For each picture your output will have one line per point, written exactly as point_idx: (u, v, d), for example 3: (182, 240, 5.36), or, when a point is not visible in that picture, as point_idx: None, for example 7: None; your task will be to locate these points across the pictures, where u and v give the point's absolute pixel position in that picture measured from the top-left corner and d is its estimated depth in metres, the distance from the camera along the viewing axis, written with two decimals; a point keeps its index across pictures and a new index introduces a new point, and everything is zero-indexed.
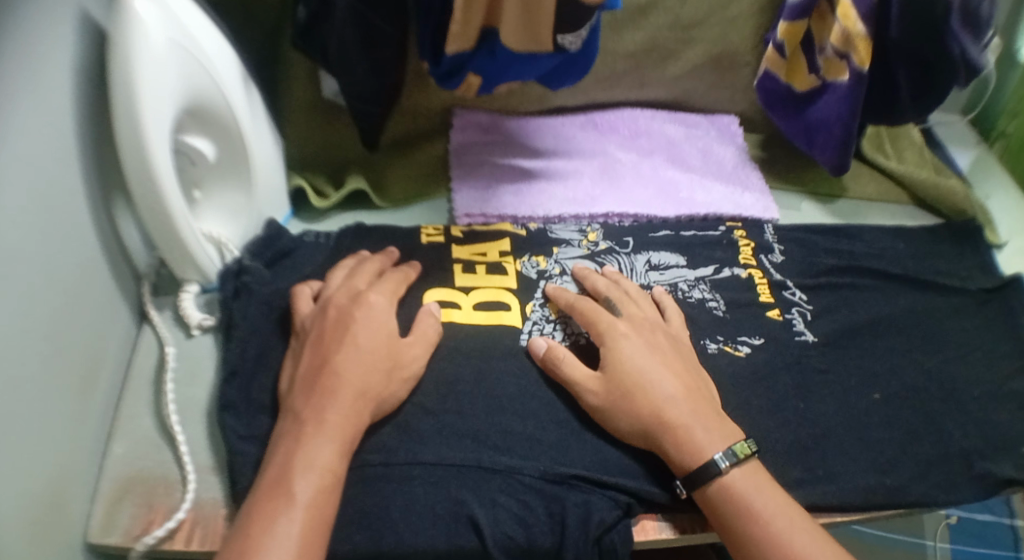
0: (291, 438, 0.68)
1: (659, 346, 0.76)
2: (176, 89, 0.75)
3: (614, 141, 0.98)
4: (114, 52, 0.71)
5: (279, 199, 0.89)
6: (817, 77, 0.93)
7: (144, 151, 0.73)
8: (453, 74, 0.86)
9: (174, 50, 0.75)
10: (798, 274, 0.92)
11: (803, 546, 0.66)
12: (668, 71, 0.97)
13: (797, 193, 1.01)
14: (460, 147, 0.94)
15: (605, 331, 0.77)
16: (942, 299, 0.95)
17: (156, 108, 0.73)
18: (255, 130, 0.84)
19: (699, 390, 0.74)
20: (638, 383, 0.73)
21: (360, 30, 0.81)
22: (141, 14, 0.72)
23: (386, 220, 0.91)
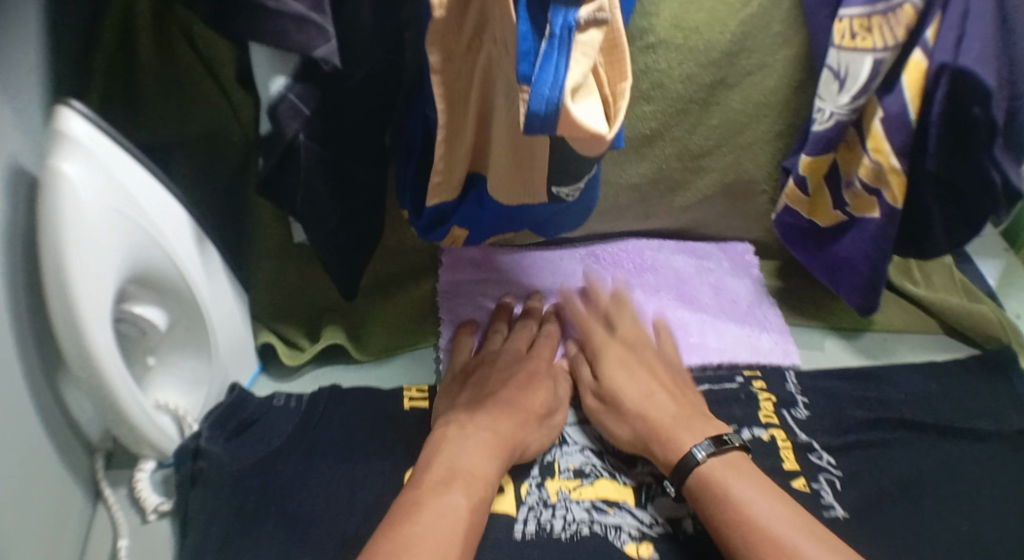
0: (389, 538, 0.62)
1: (645, 368, 0.78)
2: (114, 259, 0.66)
3: (618, 277, 0.89)
4: (42, 229, 0.62)
5: (245, 357, 0.80)
6: (843, 212, 0.83)
7: (81, 337, 0.64)
8: (437, 225, 0.77)
9: (112, 217, 0.65)
10: (824, 432, 0.83)
11: None
12: (675, 203, 0.88)
13: (817, 329, 0.92)
14: (448, 288, 0.85)
15: (648, 416, 0.74)
16: (987, 446, 0.84)
17: (91, 288, 0.64)
18: (214, 287, 0.75)
19: (710, 417, 0.75)
20: (672, 428, 0.73)
21: (331, 180, 0.73)
22: (72, 185, 0.62)
23: (365, 378, 0.82)
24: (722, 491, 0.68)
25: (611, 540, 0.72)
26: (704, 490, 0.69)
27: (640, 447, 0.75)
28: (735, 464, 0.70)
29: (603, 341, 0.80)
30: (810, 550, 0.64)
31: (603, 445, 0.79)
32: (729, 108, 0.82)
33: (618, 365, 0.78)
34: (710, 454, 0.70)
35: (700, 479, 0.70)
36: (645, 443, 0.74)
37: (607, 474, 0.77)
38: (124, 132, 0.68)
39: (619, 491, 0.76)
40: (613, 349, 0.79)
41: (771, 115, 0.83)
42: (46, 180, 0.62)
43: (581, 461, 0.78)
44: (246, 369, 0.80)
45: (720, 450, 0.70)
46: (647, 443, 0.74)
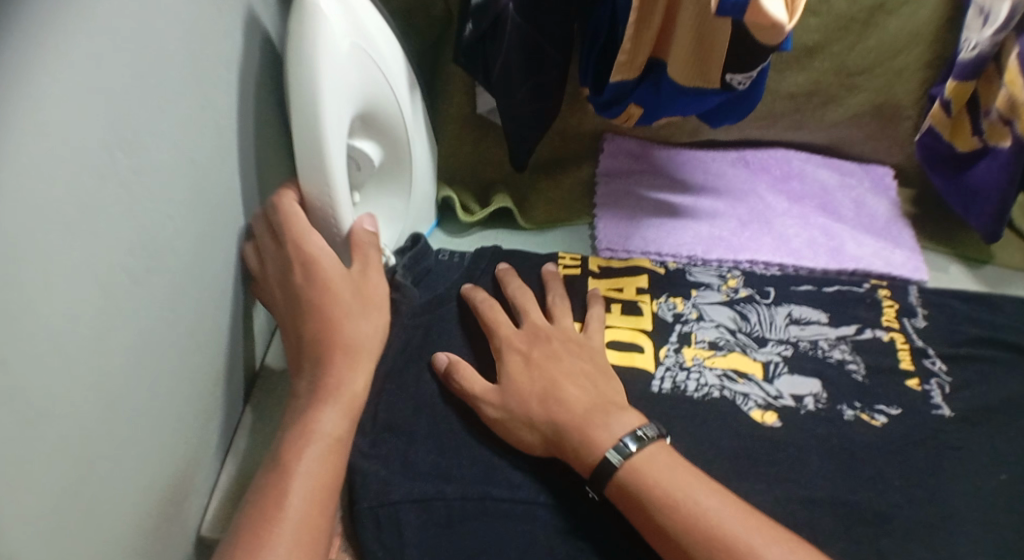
0: (320, 371, 0.71)
1: (577, 370, 0.74)
2: (351, 89, 0.74)
3: (765, 180, 0.95)
4: (295, 42, 0.71)
5: (429, 208, 0.87)
6: (980, 139, 0.89)
7: (318, 142, 0.72)
8: (616, 102, 0.84)
9: (350, 47, 0.73)
10: (940, 342, 0.88)
11: None
12: (826, 119, 0.94)
13: (947, 254, 0.97)
14: (609, 173, 0.92)
15: (563, 420, 0.70)
16: None
17: (332, 109, 0.72)
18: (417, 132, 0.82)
19: (627, 409, 0.71)
20: (585, 420, 0.70)
21: (526, 53, 0.80)
22: (323, 14, 0.71)
23: (529, 244, 0.89)
24: (639, 483, 0.66)
25: (738, 404, 0.79)
26: (629, 485, 0.66)
27: (552, 450, 0.71)
28: (658, 456, 0.67)
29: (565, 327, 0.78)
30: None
31: (738, 324, 0.83)
32: (885, 31, 0.88)
33: (567, 339, 0.77)
34: (634, 450, 0.67)
35: (629, 471, 0.67)
36: (553, 442, 0.70)
37: (740, 349, 0.82)
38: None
39: (749, 365, 0.81)
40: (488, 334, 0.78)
41: (925, 42, 0.89)
42: (303, 2, 0.71)
43: (716, 336, 0.82)
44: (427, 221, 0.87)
45: (640, 446, 0.68)
46: (558, 438, 0.70)
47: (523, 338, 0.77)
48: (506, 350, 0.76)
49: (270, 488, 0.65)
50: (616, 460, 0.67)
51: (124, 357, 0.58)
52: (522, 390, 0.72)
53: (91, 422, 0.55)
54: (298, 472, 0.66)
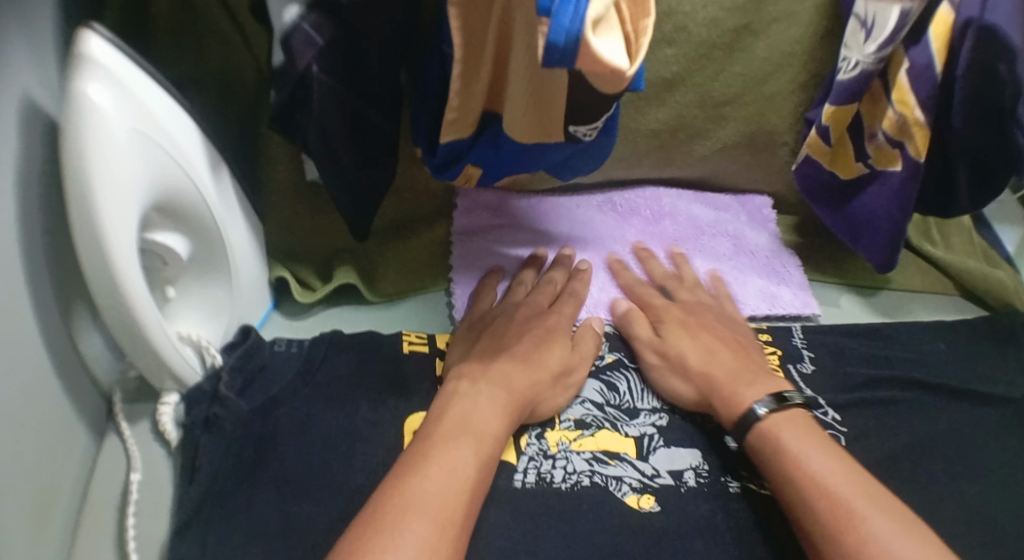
0: (408, 468, 0.62)
1: (700, 332, 0.78)
2: (138, 185, 0.65)
3: (634, 225, 0.87)
4: (65, 149, 0.61)
5: (255, 299, 0.78)
6: (866, 165, 0.82)
7: (104, 255, 0.63)
8: (451, 164, 0.76)
9: (139, 139, 0.65)
10: (832, 389, 0.81)
11: None
12: (694, 153, 0.86)
13: (835, 285, 0.91)
14: (464, 233, 0.84)
15: (714, 374, 0.74)
16: (990, 411, 0.82)
17: (117, 211, 0.63)
18: (232, 217, 0.73)
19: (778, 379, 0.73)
20: (727, 386, 0.73)
21: (344, 118, 0.70)
22: (96, 106, 0.61)
23: (379, 321, 0.81)
24: (776, 444, 0.68)
25: (612, 491, 0.71)
26: (766, 443, 0.68)
27: (702, 407, 0.75)
28: (796, 418, 0.69)
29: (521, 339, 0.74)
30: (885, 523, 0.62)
31: (607, 397, 0.76)
32: (752, 55, 0.80)
33: (519, 340, 0.74)
34: (773, 408, 0.69)
35: (761, 433, 0.69)
36: (707, 399, 0.74)
37: (609, 425, 0.75)
38: (151, 68, 0.67)
39: (621, 442, 0.74)
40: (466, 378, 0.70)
41: (795, 65, 0.82)
42: (70, 102, 0.61)
43: (583, 413, 0.75)
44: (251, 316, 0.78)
45: (782, 405, 0.70)
46: (707, 400, 0.74)
47: (503, 369, 0.71)
48: (467, 388, 0.69)
49: (355, 536, 0.58)
50: (763, 412, 0.69)
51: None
52: (470, 426, 0.66)
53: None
54: (401, 536, 0.57)
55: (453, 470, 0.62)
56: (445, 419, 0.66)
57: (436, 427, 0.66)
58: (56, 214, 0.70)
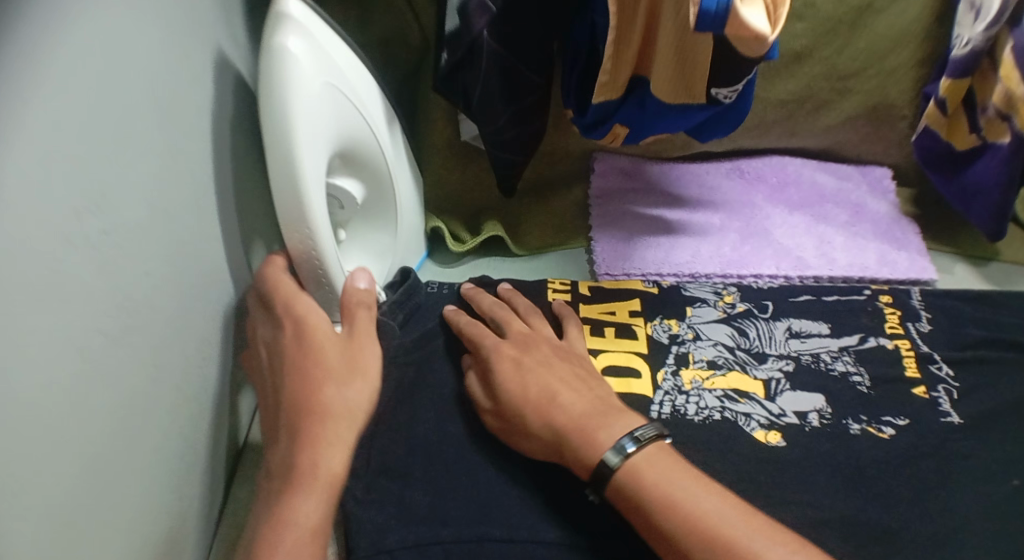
0: (269, 528, 0.62)
1: (541, 370, 0.73)
2: (329, 130, 0.71)
3: (761, 191, 0.93)
4: (268, 105, 0.67)
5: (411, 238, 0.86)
6: (979, 136, 0.87)
7: (300, 193, 0.69)
8: (598, 124, 0.83)
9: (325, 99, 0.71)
10: (944, 346, 0.86)
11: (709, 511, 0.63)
12: (820, 122, 0.92)
13: (948, 254, 0.95)
14: (601, 193, 0.90)
15: (557, 423, 0.69)
16: None
17: (311, 151, 0.69)
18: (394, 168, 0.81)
19: (625, 413, 0.70)
20: (579, 422, 0.69)
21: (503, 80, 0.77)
22: (296, 56, 0.68)
23: (521, 270, 0.88)
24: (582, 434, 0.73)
25: (742, 425, 0.77)
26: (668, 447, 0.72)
27: (555, 457, 0.70)
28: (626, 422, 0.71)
29: (349, 388, 0.67)
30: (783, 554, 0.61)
31: (737, 342, 0.82)
32: (873, 32, 0.86)
33: (304, 393, 0.66)
34: (634, 450, 0.66)
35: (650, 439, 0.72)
36: (562, 447, 0.69)
37: (739, 367, 0.81)
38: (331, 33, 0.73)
39: (750, 383, 0.80)
40: (295, 421, 0.66)
41: (913, 42, 0.87)
42: (276, 55, 0.67)
43: (715, 354, 0.81)
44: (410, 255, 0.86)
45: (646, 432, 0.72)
46: (563, 449, 0.69)
47: (353, 397, 0.67)
48: (325, 413, 0.66)
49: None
50: (631, 450, 0.66)
51: (117, 420, 0.56)
52: (351, 415, 0.67)
53: (84, 491, 0.54)
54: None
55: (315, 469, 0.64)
56: (286, 468, 0.64)
57: (297, 481, 0.63)
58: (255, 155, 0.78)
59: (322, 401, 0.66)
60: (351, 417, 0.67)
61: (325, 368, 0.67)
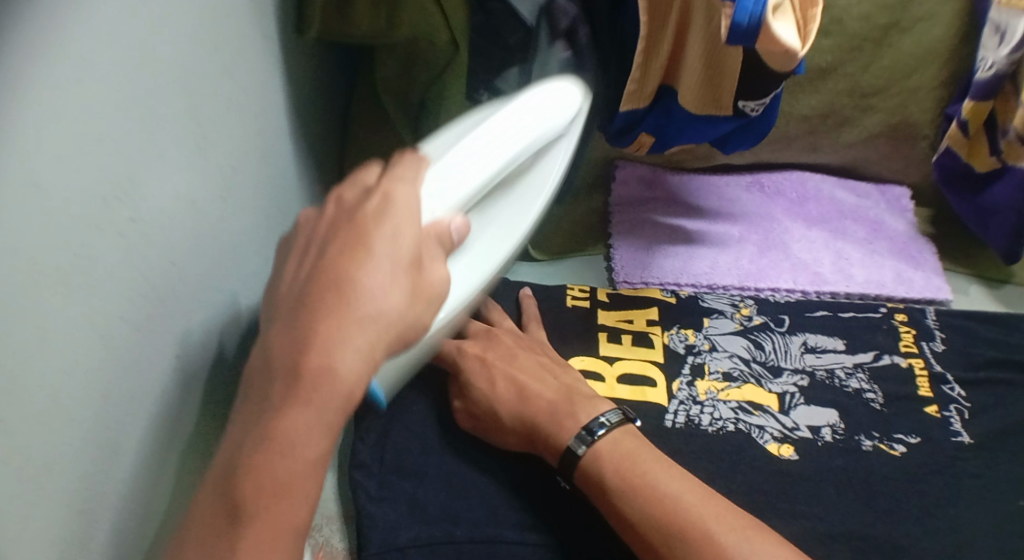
0: (272, 407, 0.51)
1: (505, 361, 0.75)
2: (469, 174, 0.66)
3: (781, 205, 0.93)
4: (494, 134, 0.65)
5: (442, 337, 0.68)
6: (997, 159, 0.87)
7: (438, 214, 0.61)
8: (624, 131, 0.83)
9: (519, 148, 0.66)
10: (957, 367, 0.87)
11: (673, 488, 0.64)
12: (842, 138, 0.93)
13: (965, 275, 0.95)
14: (622, 201, 0.90)
15: (528, 412, 0.71)
16: None
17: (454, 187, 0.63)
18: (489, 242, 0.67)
19: (594, 399, 0.72)
20: (552, 409, 0.71)
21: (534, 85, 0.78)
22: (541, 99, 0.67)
23: (541, 275, 0.88)
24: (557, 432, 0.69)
25: (755, 438, 0.78)
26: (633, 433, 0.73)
27: (529, 446, 0.72)
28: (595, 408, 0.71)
29: (382, 275, 0.52)
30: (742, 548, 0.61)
31: (753, 354, 0.82)
32: (899, 51, 0.87)
33: (348, 273, 0.52)
34: (602, 435, 0.68)
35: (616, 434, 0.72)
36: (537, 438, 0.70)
37: (754, 380, 0.81)
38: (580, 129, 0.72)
39: (764, 396, 0.80)
40: (329, 305, 0.51)
41: (937, 63, 0.88)
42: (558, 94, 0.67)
43: (730, 366, 0.81)
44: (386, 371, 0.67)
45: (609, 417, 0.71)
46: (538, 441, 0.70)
47: (386, 289, 0.52)
48: (359, 309, 0.51)
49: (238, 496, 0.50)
50: (599, 433, 0.68)
51: None
52: (402, 329, 0.53)
53: (104, 474, 0.54)
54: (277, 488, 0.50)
55: (289, 437, 0.50)
56: (297, 350, 0.51)
57: (320, 383, 0.50)
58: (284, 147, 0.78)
59: (355, 292, 0.52)
60: (400, 328, 0.53)
61: (370, 241, 0.54)
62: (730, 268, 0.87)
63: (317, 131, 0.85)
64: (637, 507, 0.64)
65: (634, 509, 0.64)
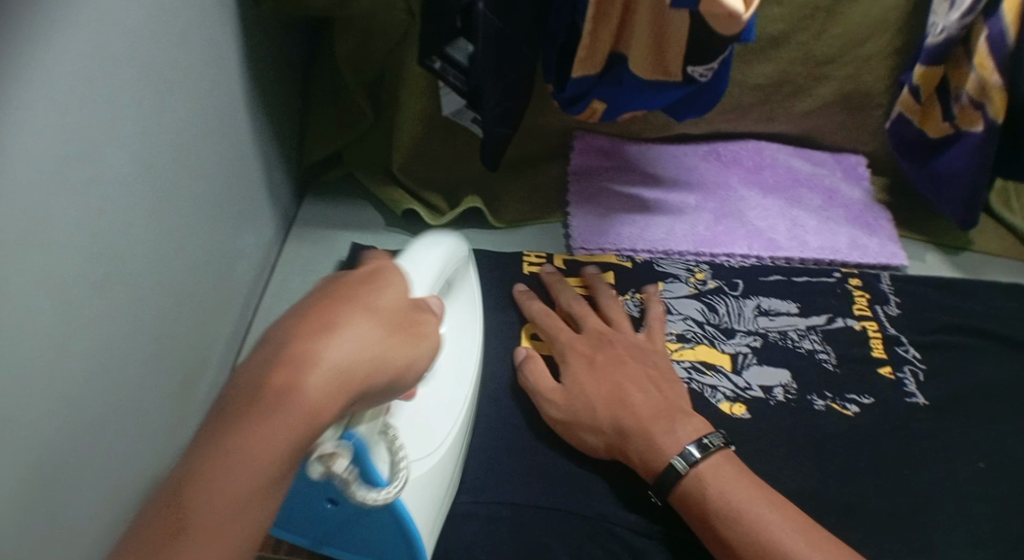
0: (210, 475, 0.46)
1: (612, 365, 0.75)
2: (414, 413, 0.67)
3: (737, 173, 0.94)
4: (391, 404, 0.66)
5: (442, 484, 0.68)
6: (951, 124, 0.89)
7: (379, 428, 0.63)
8: (577, 100, 0.84)
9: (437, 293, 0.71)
10: (911, 330, 0.87)
11: (778, 525, 0.65)
12: (797, 107, 0.94)
13: (921, 242, 0.96)
14: (580, 170, 0.91)
15: (625, 423, 0.71)
16: None
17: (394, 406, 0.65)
18: (433, 414, 0.69)
19: (689, 415, 0.72)
20: (648, 425, 0.70)
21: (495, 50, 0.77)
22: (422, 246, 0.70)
23: (498, 242, 0.89)
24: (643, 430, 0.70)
25: (707, 397, 0.79)
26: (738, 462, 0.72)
27: (613, 451, 0.72)
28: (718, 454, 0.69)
29: (344, 341, 0.50)
30: (718, 490, 0.66)
31: (706, 317, 0.84)
32: (853, 20, 0.88)
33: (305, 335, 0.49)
34: (699, 458, 0.68)
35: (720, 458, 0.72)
36: (620, 445, 0.71)
37: (707, 341, 0.82)
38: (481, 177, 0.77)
39: (716, 356, 0.82)
40: (252, 404, 0.47)
41: (889, 32, 0.89)
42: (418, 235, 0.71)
43: (684, 328, 0.83)
44: (418, 501, 0.64)
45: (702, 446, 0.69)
46: (621, 447, 0.71)
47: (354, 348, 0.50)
48: (291, 400, 0.47)
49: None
50: (681, 467, 0.67)
51: None
52: (347, 376, 0.50)
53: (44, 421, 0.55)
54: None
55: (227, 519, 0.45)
56: (223, 444, 0.46)
57: (238, 445, 0.46)
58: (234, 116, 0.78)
59: (284, 382, 0.47)
60: (341, 383, 0.49)
61: (332, 323, 0.50)
62: (688, 233, 0.89)
63: (274, 100, 0.86)
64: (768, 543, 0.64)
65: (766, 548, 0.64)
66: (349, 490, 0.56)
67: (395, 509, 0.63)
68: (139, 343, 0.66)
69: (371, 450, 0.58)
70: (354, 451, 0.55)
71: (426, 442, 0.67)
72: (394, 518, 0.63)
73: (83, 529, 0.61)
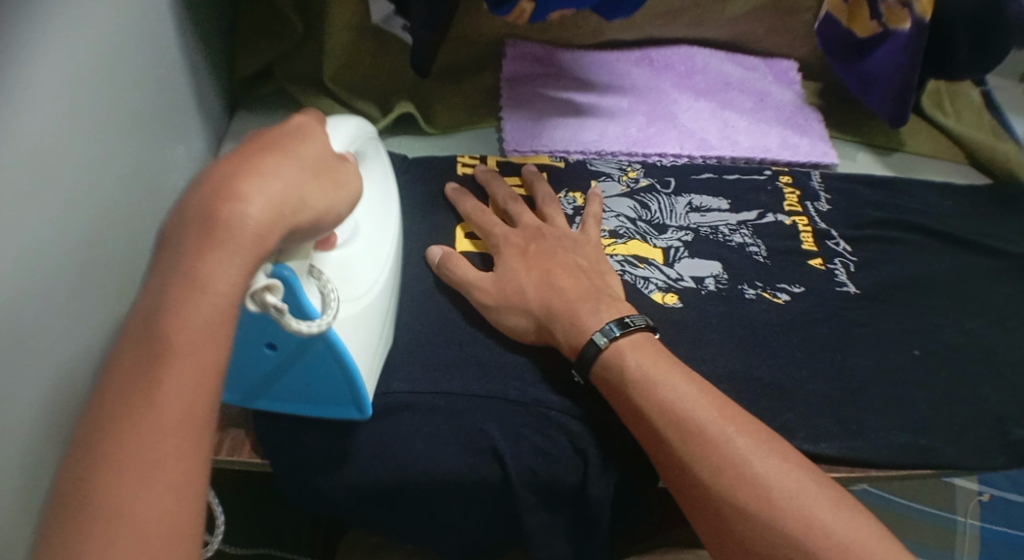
0: (153, 335, 0.51)
1: (544, 255, 0.76)
2: (362, 264, 0.70)
3: (669, 78, 0.96)
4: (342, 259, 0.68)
5: (387, 316, 0.72)
6: (878, 24, 0.91)
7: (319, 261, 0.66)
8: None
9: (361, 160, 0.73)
10: (843, 224, 0.89)
11: (682, 396, 0.67)
12: (726, 13, 0.96)
13: (853, 143, 0.98)
14: (513, 76, 0.93)
15: (552, 302, 0.73)
16: (979, 258, 0.90)
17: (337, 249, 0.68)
18: (366, 256, 0.70)
19: (613, 300, 0.73)
20: (573, 306, 0.72)
21: None
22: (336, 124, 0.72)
23: (435, 149, 0.90)
24: (577, 326, 0.71)
25: (640, 288, 0.80)
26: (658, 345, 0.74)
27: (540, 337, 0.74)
28: (641, 344, 0.70)
29: (270, 178, 0.55)
30: (636, 362, 0.69)
31: (638, 213, 0.85)
32: None
33: (225, 181, 0.54)
34: (620, 334, 0.70)
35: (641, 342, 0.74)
36: (548, 322, 0.73)
37: (640, 236, 0.83)
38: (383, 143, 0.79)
39: (649, 250, 0.83)
40: (199, 238, 0.52)
41: None
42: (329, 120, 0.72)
43: (617, 225, 0.84)
44: (350, 335, 0.67)
45: (625, 333, 0.70)
46: (548, 323, 0.73)
47: (259, 199, 0.54)
48: (233, 232, 0.52)
49: (95, 467, 0.49)
50: (602, 342, 0.70)
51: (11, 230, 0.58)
52: (278, 208, 0.54)
53: None
54: (158, 414, 0.50)
55: (169, 389, 0.50)
56: (189, 275, 0.52)
57: (176, 311, 0.51)
58: (161, 25, 0.78)
59: (227, 216, 0.53)
60: (275, 214, 0.54)
61: (262, 166, 0.55)
62: (621, 132, 0.90)
63: (207, 10, 0.86)
64: (671, 417, 0.66)
65: (670, 424, 0.66)
66: (284, 321, 0.56)
67: (331, 343, 0.65)
68: (70, 240, 0.66)
69: (305, 285, 0.61)
70: (285, 282, 0.59)
71: (357, 291, 0.69)
72: (331, 354, 0.65)
73: (8, 417, 0.60)
